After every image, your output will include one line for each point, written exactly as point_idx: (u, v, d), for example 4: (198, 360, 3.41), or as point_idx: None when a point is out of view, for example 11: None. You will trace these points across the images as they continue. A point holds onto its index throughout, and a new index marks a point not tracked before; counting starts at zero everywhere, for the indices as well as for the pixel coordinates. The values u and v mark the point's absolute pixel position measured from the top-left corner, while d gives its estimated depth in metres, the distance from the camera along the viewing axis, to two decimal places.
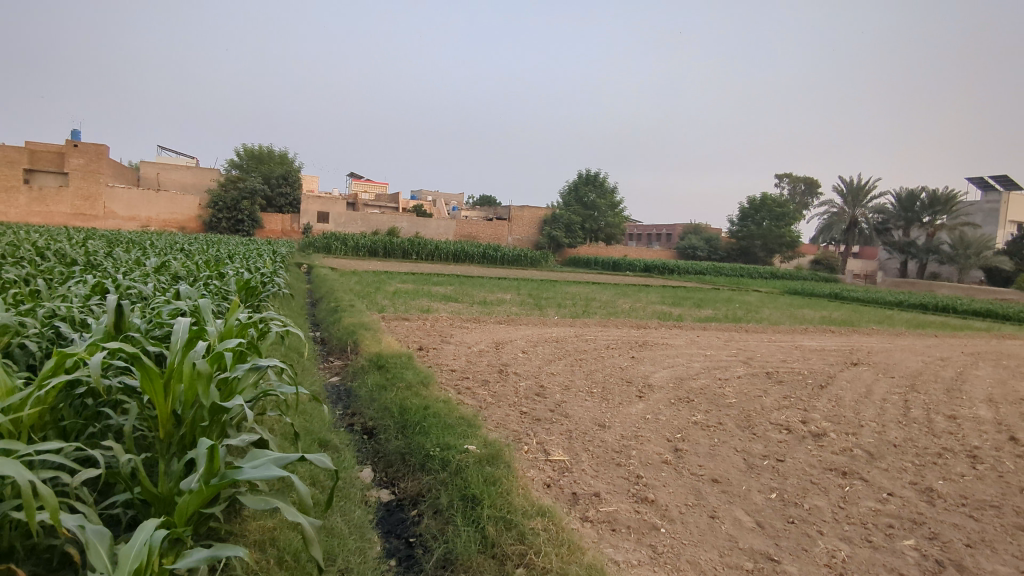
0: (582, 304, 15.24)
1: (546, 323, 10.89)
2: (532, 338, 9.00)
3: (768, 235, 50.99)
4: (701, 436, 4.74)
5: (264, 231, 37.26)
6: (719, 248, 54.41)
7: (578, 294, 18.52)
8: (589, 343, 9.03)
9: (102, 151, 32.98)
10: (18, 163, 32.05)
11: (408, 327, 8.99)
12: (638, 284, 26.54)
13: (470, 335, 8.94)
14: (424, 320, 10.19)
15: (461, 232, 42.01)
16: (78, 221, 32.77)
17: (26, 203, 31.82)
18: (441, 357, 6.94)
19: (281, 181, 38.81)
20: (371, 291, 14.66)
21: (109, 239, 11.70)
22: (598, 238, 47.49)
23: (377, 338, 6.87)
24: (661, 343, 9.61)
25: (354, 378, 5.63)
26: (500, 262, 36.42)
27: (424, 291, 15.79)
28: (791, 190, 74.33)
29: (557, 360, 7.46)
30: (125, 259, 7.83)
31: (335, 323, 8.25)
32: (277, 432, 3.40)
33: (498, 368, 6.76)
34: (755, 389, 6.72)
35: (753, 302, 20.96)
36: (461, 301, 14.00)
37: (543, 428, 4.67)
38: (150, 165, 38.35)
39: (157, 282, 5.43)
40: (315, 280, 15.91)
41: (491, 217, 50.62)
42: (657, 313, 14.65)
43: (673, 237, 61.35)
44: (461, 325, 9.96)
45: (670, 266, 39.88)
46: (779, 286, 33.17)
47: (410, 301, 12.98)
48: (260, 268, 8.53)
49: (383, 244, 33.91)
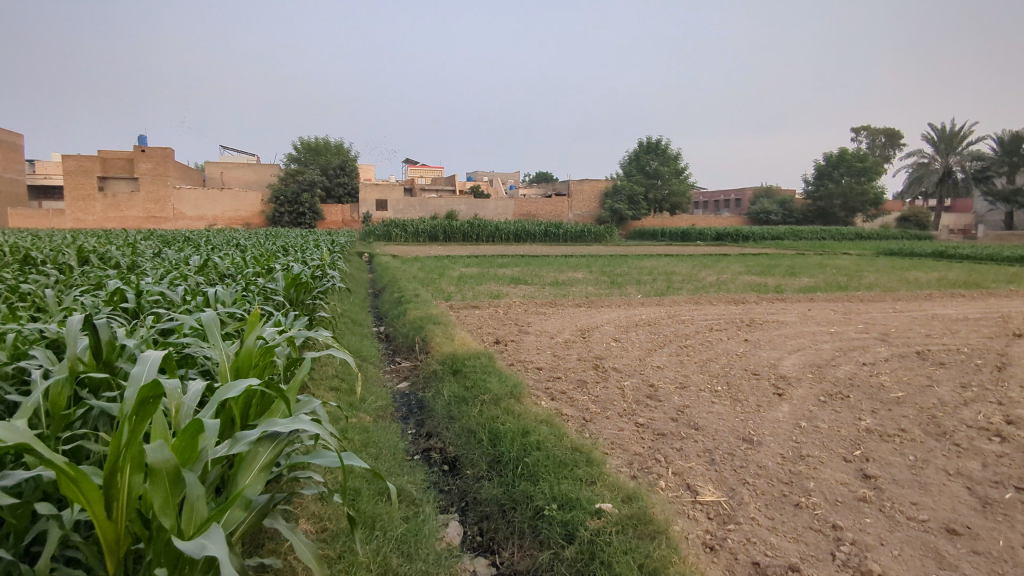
0: (662, 280, 13.93)
1: (631, 304, 9.72)
2: (621, 322, 7.89)
3: (848, 194, 47.43)
4: (888, 451, 3.53)
5: (326, 222, 37.40)
6: (794, 210, 51.19)
7: (654, 268, 17.17)
8: (688, 326, 7.81)
9: (168, 154, 33.83)
10: (93, 171, 33.46)
11: (480, 316, 8.05)
12: (715, 254, 24.85)
13: (551, 322, 7.91)
14: (496, 307, 9.23)
15: (520, 211, 40.95)
16: (150, 224, 34.04)
17: (102, 210, 33.32)
18: (523, 353, 5.94)
19: (339, 171, 38.84)
20: (436, 277, 13.87)
21: (166, 239, 11.36)
22: (663, 208, 45.56)
23: (448, 334, 5.94)
24: (770, 321, 8.27)
25: (426, 386, 4.71)
26: (563, 239, 35.15)
27: (491, 274, 14.89)
28: (870, 142, 69.35)
29: (659, 350, 6.30)
30: (172, 259, 7.22)
31: (400, 316, 7.39)
32: (318, 517, 2.33)
33: (593, 363, 5.68)
34: (918, 377, 5.35)
35: (849, 266, 18.97)
36: (530, 283, 12.99)
37: (673, 448, 3.58)
38: (214, 165, 39.26)
39: (192, 284, 4.66)
40: (378, 269, 15.31)
41: (551, 193, 49.29)
42: (750, 284, 13.20)
43: (742, 203, 58.28)
44: (537, 311, 8.94)
45: (743, 232, 37.59)
46: (869, 248, 30.54)
47: (477, 286, 12.07)
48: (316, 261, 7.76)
49: (443, 228, 33.29)
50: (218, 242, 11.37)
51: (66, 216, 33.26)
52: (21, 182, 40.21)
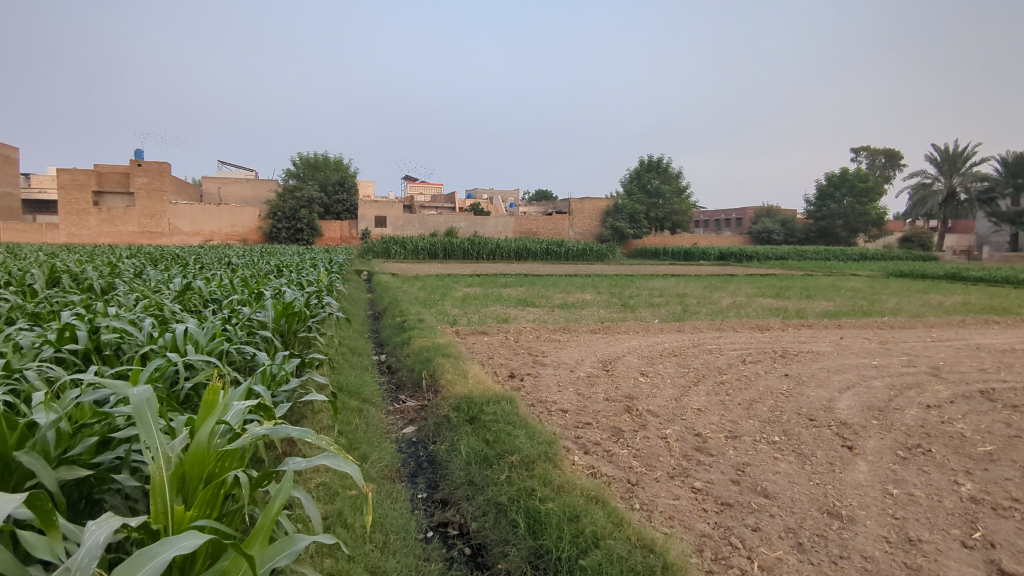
0: (674, 303, 13.30)
1: (649, 331, 9.05)
2: (644, 353, 7.24)
3: (850, 214, 47.06)
4: (1014, 534, 2.87)
5: (324, 239, 36.77)
6: (795, 230, 50.83)
7: (664, 289, 16.59)
8: (717, 358, 7.15)
9: (165, 168, 33.32)
10: (88, 185, 32.91)
11: (490, 345, 7.40)
12: (721, 275, 24.29)
13: (568, 352, 7.25)
14: (505, 333, 8.59)
15: (521, 228, 40.46)
16: (145, 239, 33.35)
17: (96, 225, 32.68)
18: (544, 392, 5.28)
19: (338, 187, 38.33)
20: (438, 298, 13.23)
21: (153, 257, 10.73)
22: (664, 227, 45.19)
23: (459, 369, 5.29)
24: (804, 351, 7.61)
25: (436, 434, 4.05)
26: (565, 258, 34.61)
27: (495, 295, 14.25)
28: (870, 163, 69.36)
29: (693, 388, 5.63)
30: (153, 280, 6.56)
31: (403, 346, 6.74)
32: None
33: (623, 403, 5.02)
34: (998, 424, 4.70)
35: (862, 289, 18.41)
36: (538, 305, 12.36)
37: (747, 526, 2.91)
38: (211, 180, 38.74)
39: (165, 314, 3.99)
40: (377, 289, 14.67)
41: (551, 211, 48.85)
42: (767, 308, 12.58)
43: (743, 222, 57.87)
44: (549, 338, 8.28)
45: (747, 252, 37.06)
46: (875, 269, 30.07)
47: (482, 309, 11.44)
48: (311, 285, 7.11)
49: (443, 246, 32.72)
50: (208, 260, 10.73)
51: (59, 230, 32.63)
52: (15, 194, 39.60)
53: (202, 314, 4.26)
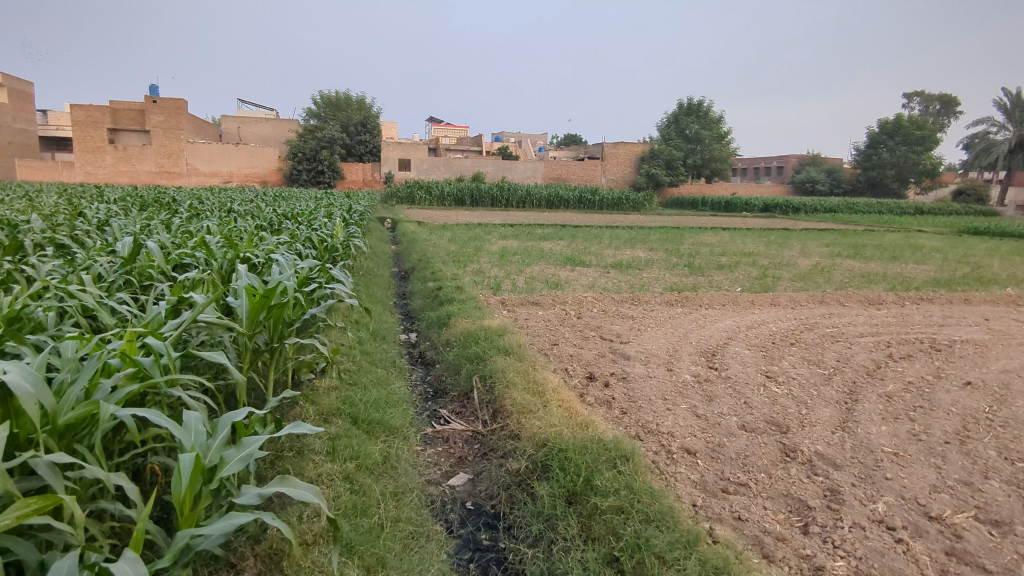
0: (746, 264, 11.43)
1: (739, 306, 7.30)
2: (753, 343, 5.57)
3: (903, 164, 43.73)
4: None
5: (346, 182, 35.00)
6: (842, 180, 47.74)
7: (721, 247, 14.75)
8: (853, 351, 5.40)
9: (181, 106, 31.57)
10: (103, 122, 31.37)
11: (551, 326, 5.81)
12: (775, 228, 22.20)
13: (653, 339, 5.56)
14: (563, 304, 7.00)
15: (550, 174, 38.28)
16: (163, 180, 32.00)
17: (113, 163, 31.35)
18: (649, 413, 3.69)
19: (359, 128, 36.15)
20: (471, 253, 11.58)
21: (145, 203, 9.25)
22: (701, 174, 42.65)
23: (527, 373, 3.72)
24: (959, 342, 5.82)
25: (514, 507, 2.50)
26: (598, 206, 32.59)
27: (536, 250, 12.54)
28: (922, 109, 64.78)
29: (857, 408, 3.94)
30: (113, 233, 5.05)
31: (443, 327, 5.18)
32: None
33: (774, 439, 3.38)
34: None
35: (943, 248, 16.28)
36: (588, 264, 10.69)
37: None
38: (231, 119, 37.04)
39: (57, 328, 2.44)
40: (403, 241, 13.12)
41: (582, 156, 46.35)
42: (857, 272, 10.69)
43: (785, 171, 54.57)
44: (619, 314, 6.58)
45: (793, 204, 34.55)
46: (940, 223, 27.62)
47: (525, 268, 9.79)
48: (315, 250, 5.56)
49: (470, 191, 30.84)
50: (206, 207, 9.20)
51: (76, 169, 31.43)
52: (33, 132, 38.39)
53: (127, 314, 2.71)
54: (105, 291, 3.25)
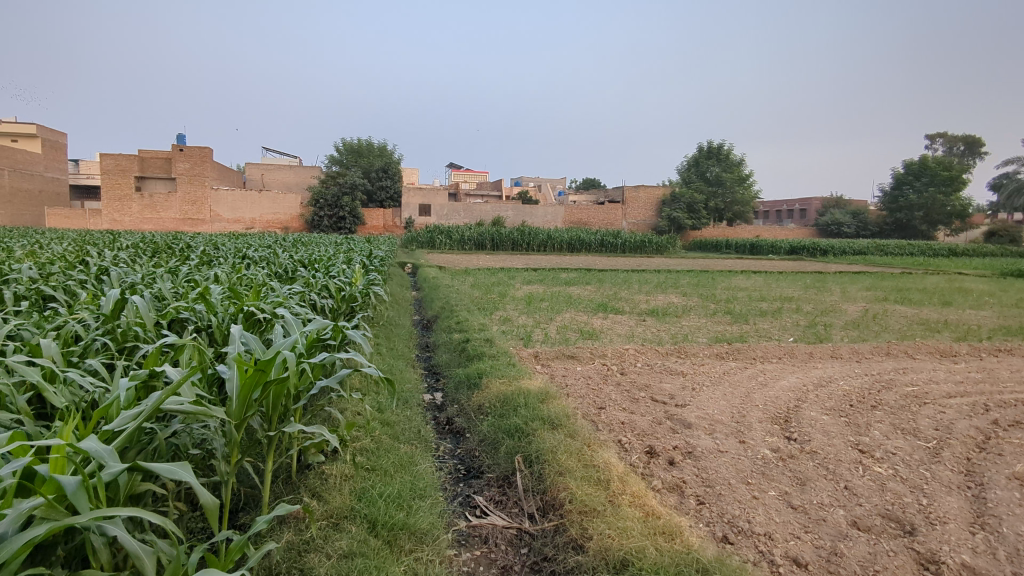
0: (789, 311, 10.67)
1: (798, 360, 6.56)
2: (829, 405, 4.84)
3: (932, 205, 42.69)
4: None
5: (366, 227, 35.00)
6: (868, 222, 46.77)
7: (756, 292, 14.00)
8: (950, 415, 4.64)
9: (207, 154, 31.98)
10: (131, 171, 31.83)
11: (593, 385, 5.16)
12: (806, 272, 21.37)
13: (714, 402, 4.84)
14: (602, 357, 6.35)
15: (570, 218, 38.00)
16: (187, 226, 32.26)
17: (139, 211, 31.68)
18: (734, 504, 2.99)
19: (381, 174, 36.45)
20: (496, 299, 11.00)
21: (161, 250, 8.88)
22: (723, 217, 42.09)
23: (581, 455, 3.04)
24: None
25: None
26: (620, 250, 32.06)
27: (564, 296, 11.95)
28: (946, 151, 63.95)
29: (989, 496, 3.19)
30: (111, 284, 4.58)
31: (474, 389, 4.54)
32: None
33: (904, 545, 2.65)
34: None
35: (993, 292, 15.32)
36: (620, 312, 10.03)
37: None
38: (255, 167, 37.52)
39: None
40: (425, 286, 12.64)
41: (602, 200, 46.11)
42: (913, 320, 9.86)
43: (808, 213, 53.75)
44: (666, 370, 5.90)
45: (820, 247, 33.69)
46: (979, 266, 26.55)
47: (555, 316, 9.17)
48: (329, 302, 5.03)
49: (490, 235, 30.54)
50: (222, 254, 8.79)
51: (103, 216, 31.79)
52: (64, 181, 39.17)
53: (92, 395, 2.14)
54: (76, 359, 2.70)
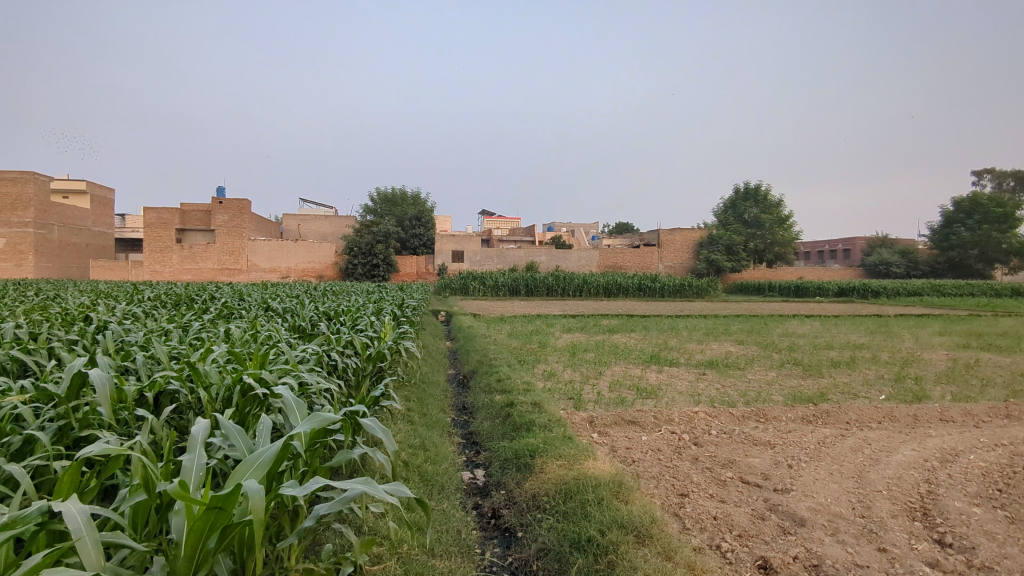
0: (864, 362, 9.53)
1: (902, 426, 5.54)
2: (973, 490, 3.84)
3: (986, 243, 40.57)
4: None
5: (400, 275, 34.75)
6: (918, 261, 44.68)
7: (817, 339, 12.85)
8: None
9: (245, 206, 32.38)
10: (172, 223, 32.29)
11: (664, 464, 4.27)
12: (861, 315, 20.01)
13: (823, 485, 3.88)
14: (669, 422, 5.44)
15: (605, 262, 37.18)
16: (224, 277, 32.41)
17: (179, 262, 32.02)
18: None
19: (415, 222, 36.45)
20: (537, 350, 10.17)
21: (182, 301, 8.37)
22: (764, 259, 40.70)
23: None
24: None
25: None
26: (659, 293, 30.96)
27: (609, 345, 11.06)
28: (996, 186, 61.33)
29: None
30: (100, 347, 3.93)
31: (526, 472, 3.69)
32: None
33: None
34: None
35: None
36: (674, 364, 9.08)
37: None
38: (292, 218, 37.95)
39: None
40: (460, 336, 11.91)
41: (638, 243, 45.21)
42: (1010, 372, 8.63)
43: (852, 253, 51.83)
44: (749, 440, 4.95)
45: (871, 288, 32.05)
46: None
47: (604, 369, 8.28)
48: (349, 363, 4.31)
49: (525, 281, 29.91)
50: (244, 306, 8.22)
51: (144, 268, 32.20)
52: (111, 235, 40.17)
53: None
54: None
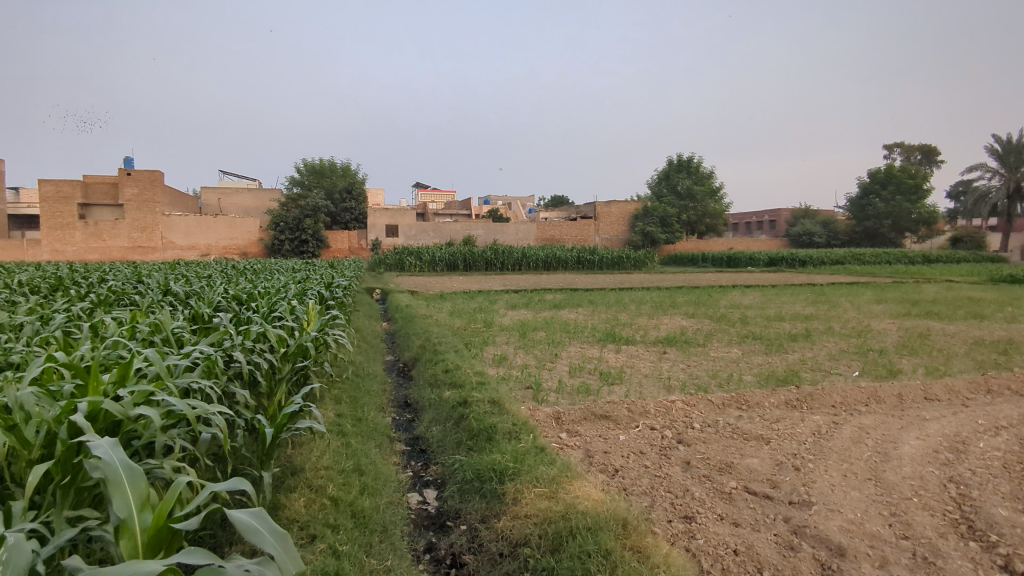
0: (818, 335, 9.21)
1: (891, 408, 5.08)
2: (1008, 490, 3.33)
3: (899, 214, 42.44)
4: None
5: (330, 251, 33.00)
6: (838, 231, 46.45)
7: (762, 311, 12.62)
8: None
9: (157, 177, 29.64)
10: (72, 198, 29.13)
11: (653, 473, 3.55)
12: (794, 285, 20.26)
13: (843, 494, 3.25)
14: (646, 414, 4.76)
15: (543, 235, 36.57)
16: (136, 255, 29.74)
17: (82, 240, 29.03)
18: None
19: (345, 195, 34.60)
20: (485, 331, 9.35)
21: (58, 284, 6.98)
22: (696, 230, 41.16)
23: None
24: None
25: None
26: (597, 267, 30.66)
27: (559, 324, 10.36)
28: (904, 160, 64.65)
29: None
30: None
31: (493, 505, 2.86)
32: None
33: None
34: None
35: (1005, 303, 14.24)
36: (630, 342, 8.47)
37: None
38: (210, 191, 35.21)
39: None
40: (397, 316, 10.91)
41: (574, 217, 44.84)
42: (959, 341, 8.52)
43: (778, 224, 53.45)
44: (739, 434, 4.31)
45: (799, 257, 32.96)
46: (961, 273, 25.97)
47: (559, 351, 7.57)
48: (260, 363, 3.37)
49: (462, 255, 28.91)
50: (138, 289, 6.95)
51: (42, 247, 28.99)
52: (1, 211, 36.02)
53: None
54: None
